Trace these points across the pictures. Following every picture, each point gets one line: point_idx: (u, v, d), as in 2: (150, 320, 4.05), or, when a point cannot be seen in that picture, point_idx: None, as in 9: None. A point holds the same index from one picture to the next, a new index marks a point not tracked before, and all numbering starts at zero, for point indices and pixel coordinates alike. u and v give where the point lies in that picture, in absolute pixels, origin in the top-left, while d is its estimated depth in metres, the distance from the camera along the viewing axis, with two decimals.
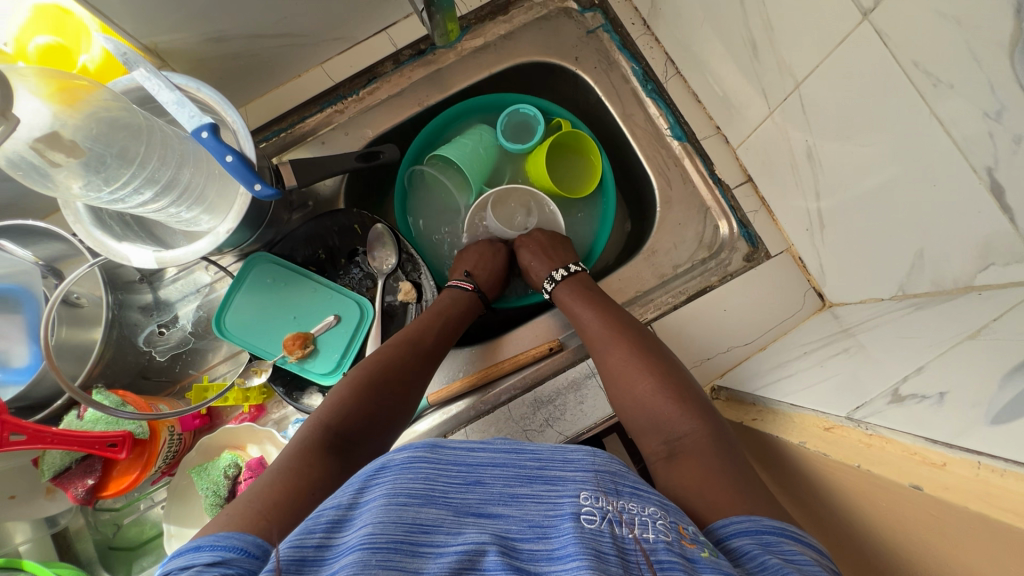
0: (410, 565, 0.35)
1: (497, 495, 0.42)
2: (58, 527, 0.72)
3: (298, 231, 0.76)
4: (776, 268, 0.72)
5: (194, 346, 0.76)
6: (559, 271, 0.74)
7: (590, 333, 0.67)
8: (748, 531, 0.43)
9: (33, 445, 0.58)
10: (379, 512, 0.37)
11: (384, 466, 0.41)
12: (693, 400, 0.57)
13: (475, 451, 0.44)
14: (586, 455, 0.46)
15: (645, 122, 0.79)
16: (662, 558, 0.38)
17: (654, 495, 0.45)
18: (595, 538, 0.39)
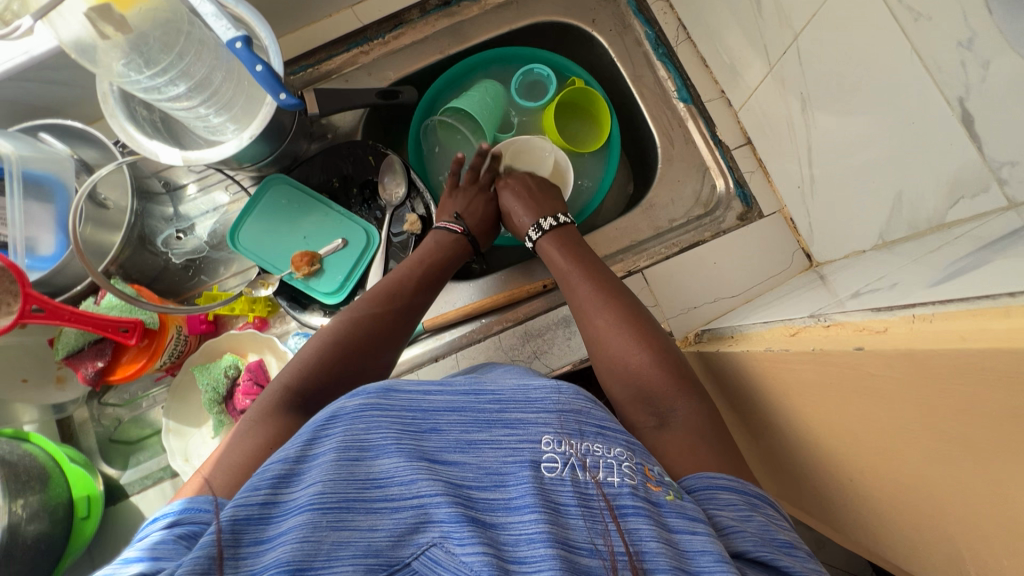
0: (363, 522, 0.36)
1: (453, 443, 0.43)
2: (64, 413, 0.77)
3: (315, 158, 0.80)
4: (768, 227, 0.75)
5: (208, 256, 0.80)
6: (548, 220, 0.72)
7: (575, 298, 0.66)
8: (737, 489, 0.46)
9: (51, 320, 0.61)
10: (330, 469, 0.38)
11: (336, 416, 0.41)
12: (687, 382, 0.57)
13: (430, 395, 0.46)
14: (550, 394, 0.49)
15: (653, 84, 0.83)
16: (625, 503, 0.41)
17: (620, 434, 0.48)
18: (552, 488, 0.41)
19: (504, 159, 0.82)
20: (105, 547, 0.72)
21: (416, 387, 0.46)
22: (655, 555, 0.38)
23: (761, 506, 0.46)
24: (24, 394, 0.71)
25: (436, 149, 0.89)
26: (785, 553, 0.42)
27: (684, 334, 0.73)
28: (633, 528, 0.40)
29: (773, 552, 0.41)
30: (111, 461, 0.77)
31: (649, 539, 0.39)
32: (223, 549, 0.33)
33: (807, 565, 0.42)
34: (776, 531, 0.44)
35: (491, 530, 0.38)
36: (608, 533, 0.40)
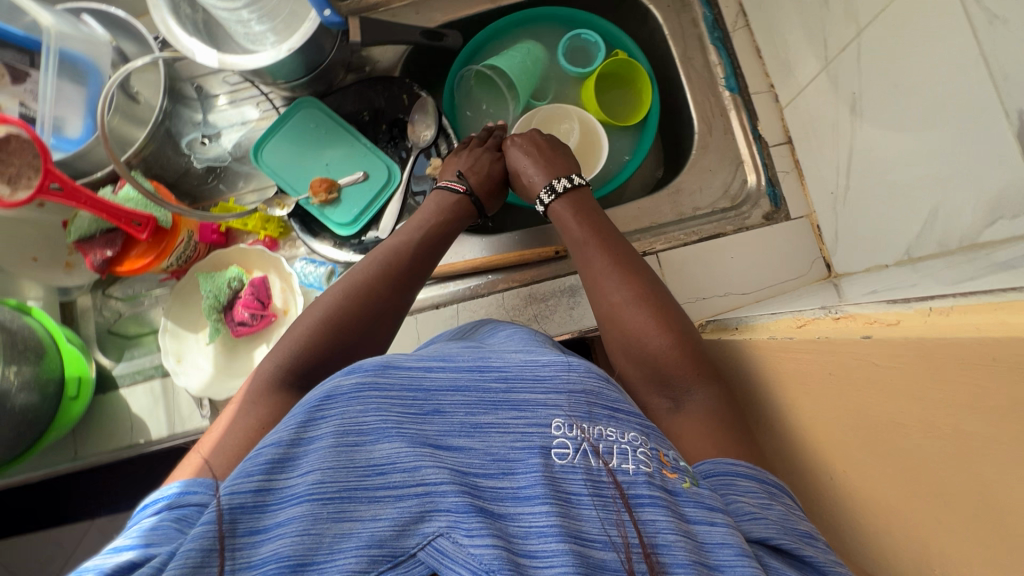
0: (365, 512, 0.36)
1: (458, 426, 0.42)
2: (69, 297, 0.79)
3: (348, 88, 0.80)
4: (792, 230, 0.73)
5: (230, 166, 0.80)
6: (560, 181, 0.67)
7: (592, 267, 0.62)
8: (754, 476, 0.45)
9: (68, 201, 0.62)
10: (328, 456, 0.37)
11: (331, 396, 0.40)
12: (702, 365, 0.53)
13: (432, 372, 0.44)
14: (560, 371, 0.47)
15: (702, 67, 0.80)
16: (640, 492, 0.40)
17: (634, 418, 0.47)
18: (563, 477, 0.40)
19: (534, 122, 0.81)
20: (89, 432, 0.74)
21: (416, 363, 0.45)
22: (673, 550, 0.37)
23: (781, 495, 0.44)
24: (29, 271, 0.74)
25: (469, 105, 0.86)
26: (806, 543, 0.40)
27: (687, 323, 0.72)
28: (649, 519, 0.39)
29: (795, 544, 0.40)
30: (106, 351, 0.78)
31: (667, 531, 0.38)
32: (220, 538, 0.33)
33: (830, 556, 0.40)
34: (798, 520, 0.42)
35: (500, 521, 0.37)
36: (623, 524, 0.39)
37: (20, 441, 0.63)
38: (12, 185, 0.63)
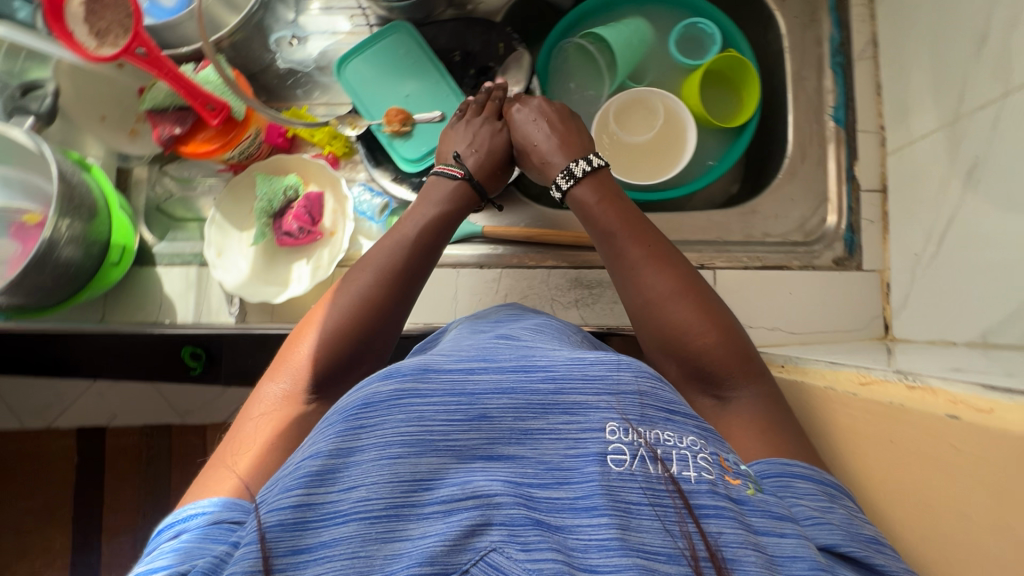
0: (415, 532, 0.32)
1: (507, 433, 0.36)
2: (127, 166, 0.79)
3: (447, 24, 0.77)
4: (860, 282, 0.70)
5: (311, 74, 0.78)
6: (580, 164, 0.61)
7: (625, 256, 0.56)
8: (812, 477, 0.42)
9: (150, 68, 0.61)
10: (370, 471, 0.33)
11: (370, 402, 0.35)
12: (753, 361, 0.51)
13: (473, 373, 0.38)
14: (610, 369, 0.39)
15: (813, 91, 0.76)
16: (704, 502, 0.35)
17: (693, 419, 0.40)
18: (622, 485, 0.35)
19: (618, 103, 0.78)
20: (121, 299, 0.75)
21: (455, 364, 0.38)
22: (744, 564, 0.33)
23: (840, 497, 0.41)
24: (96, 129, 0.75)
25: (562, 73, 0.81)
26: (874, 550, 0.37)
27: None
28: (716, 532, 0.34)
29: (864, 548, 0.37)
30: (151, 227, 0.78)
31: (736, 545, 0.34)
32: (267, 556, 0.31)
33: (901, 565, 0.37)
34: (863, 524, 0.39)
35: (558, 536, 0.33)
36: (690, 536, 0.34)
37: (57, 292, 0.64)
38: (99, 40, 0.62)
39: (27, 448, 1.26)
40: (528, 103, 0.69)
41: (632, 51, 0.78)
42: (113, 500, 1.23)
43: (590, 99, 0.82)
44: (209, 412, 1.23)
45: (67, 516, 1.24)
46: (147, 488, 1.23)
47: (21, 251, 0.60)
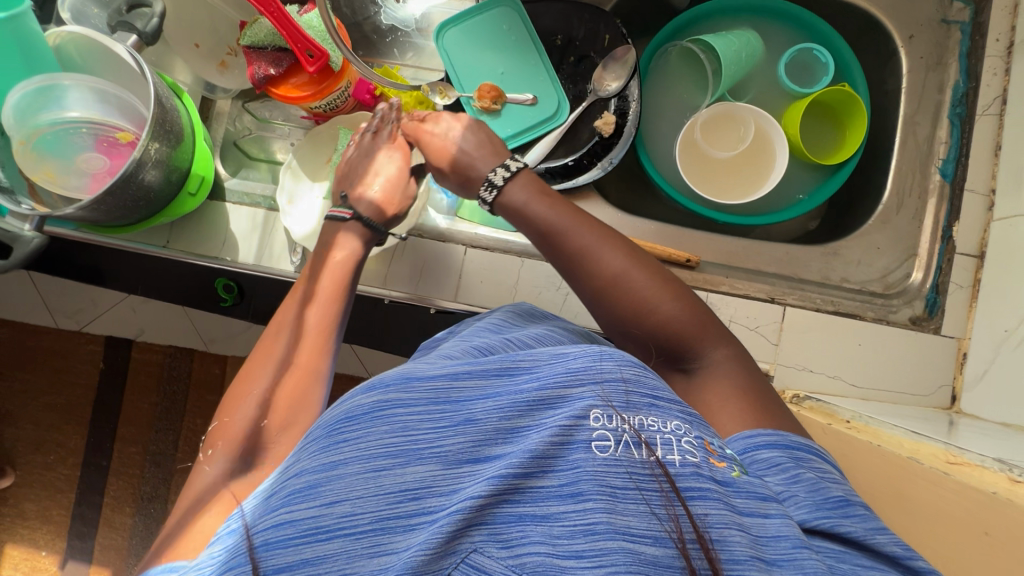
0: (400, 542, 0.33)
1: (492, 433, 0.38)
2: (213, 96, 0.79)
3: (555, 4, 0.74)
4: (935, 346, 0.67)
5: (410, 35, 0.76)
6: (498, 173, 0.60)
7: (569, 247, 0.55)
8: (775, 444, 0.43)
9: (257, 6, 0.60)
10: (355, 483, 0.35)
11: (351, 417, 0.37)
12: (710, 324, 0.53)
13: (458, 383, 0.40)
14: (593, 360, 0.40)
15: (924, 139, 0.72)
16: (688, 483, 0.36)
17: (676, 404, 0.40)
18: (607, 471, 0.35)
19: (709, 115, 0.73)
20: (186, 230, 0.74)
21: (446, 375, 0.40)
22: (729, 545, 0.33)
23: (807, 458, 0.43)
24: (188, 56, 0.74)
25: (659, 77, 0.78)
26: (842, 515, 0.39)
27: (780, 387, 0.67)
28: (702, 513, 0.34)
29: (836, 518, 0.39)
30: (225, 161, 0.79)
31: (720, 525, 0.34)
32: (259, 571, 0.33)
33: (868, 525, 0.39)
34: (830, 487, 0.41)
35: (543, 526, 0.33)
36: (676, 518, 0.34)
37: (133, 214, 0.64)
38: None
39: (54, 347, 1.29)
40: (438, 120, 0.67)
41: (739, 65, 0.73)
42: (132, 411, 1.27)
43: (684, 111, 0.78)
44: (233, 345, 1.23)
45: (85, 418, 1.28)
46: (165, 407, 1.26)
47: (108, 167, 0.61)
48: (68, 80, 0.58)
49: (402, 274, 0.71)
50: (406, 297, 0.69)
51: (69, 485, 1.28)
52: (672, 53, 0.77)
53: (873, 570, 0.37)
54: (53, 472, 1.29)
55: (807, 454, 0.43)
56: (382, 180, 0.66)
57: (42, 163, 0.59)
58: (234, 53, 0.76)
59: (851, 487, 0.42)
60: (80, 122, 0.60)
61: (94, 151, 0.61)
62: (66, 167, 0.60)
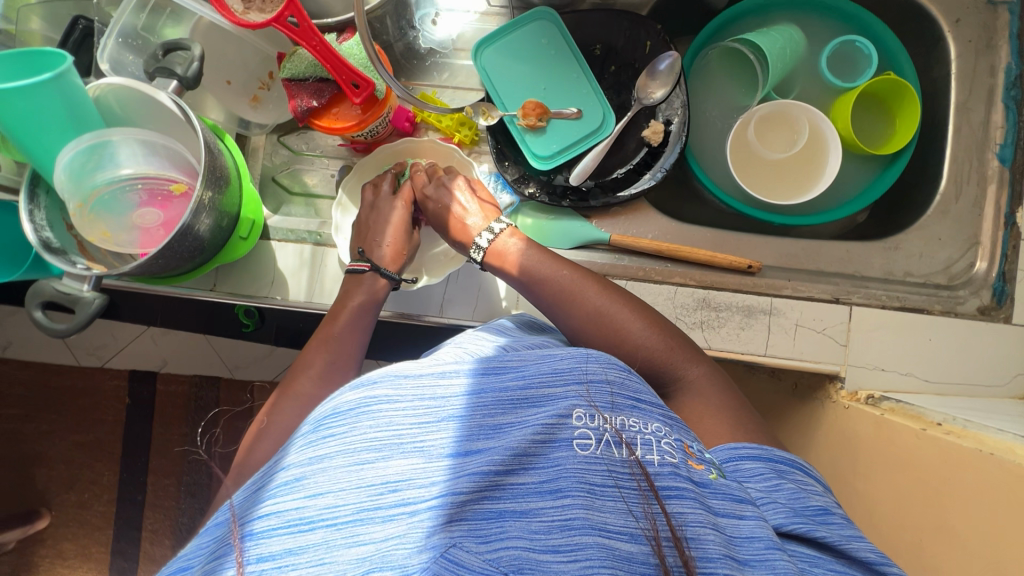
0: (379, 533, 0.32)
1: (476, 430, 0.37)
2: (246, 133, 0.76)
3: (590, 13, 0.72)
4: (1009, 334, 0.65)
5: (447, 57, 0.76)
6: (482, 236, 0.62)
7: (551, 287, 0.57)
8: (759, 456, 0.45)
9: (300, 41, 0.58)
10: (338, 476, 0.34)
11: (336, 414, 0.37)
12: (683, 347, 0.55)
13: (446, 379, 0.40)
14: (577, 362, 0.42)
15: (979, 124, 0.71)
16: (668, 483, 0.37)
17: (658, 407, 0.42)
18: (587, 468, 0.36)
19: (755, 116, 0.72)
20: (232, 270, 0.71)
21: (430, 370, 0.40)
22: (704, 544, 0.34)
23: (789, 471, 0.45)
24: (220, 93, 0.71)
25: (699, 83, 0.77)
26: (819, 522, 0.41)
27: (852, 388, 0.66)
28: (678, 511, 0.36)
29: (814, 525, 0.41)
30: (266, 200, 0.77)
31: (696, 524, 0.35)
32: (239, 561, 0.32)
33: (845, 532, 0.41)
34: (809, 496, 0.43)
35: (522, 521, 0.33)
36: (652, 516, 0.35)
37: (188, 263, 0.62)
38: (245, 2, 0.61)
39: (79, 385, 1.26)
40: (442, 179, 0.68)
41: (783, 62, 0.71)
42: (161, 445, 1.23)
43: (729, 112, 0.77)
44: (258, 370, 1.20)
45: (115, 454, 1.25)
46: (193, 440, 1.22)
47: (161, 218, 0.60)
48: (117, 135, 0.57)
49: (460, 301, 0.69)
50: (392, 317, 0.69)
51: (104, 523, 1.25)
52: (711, 60, 0.77)
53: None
54: (88, 510, 1.26)
55: (789, 467, 0.45)
56: (391, 230, 0.67)
57: (97, 223, 0.58)
58: (266, 87, 0.75)
59: (829, 499, 0.44)
60: (132, 179, 0.60)
61: (144, 205, 0.60)
62: (120, 225, 0.59)
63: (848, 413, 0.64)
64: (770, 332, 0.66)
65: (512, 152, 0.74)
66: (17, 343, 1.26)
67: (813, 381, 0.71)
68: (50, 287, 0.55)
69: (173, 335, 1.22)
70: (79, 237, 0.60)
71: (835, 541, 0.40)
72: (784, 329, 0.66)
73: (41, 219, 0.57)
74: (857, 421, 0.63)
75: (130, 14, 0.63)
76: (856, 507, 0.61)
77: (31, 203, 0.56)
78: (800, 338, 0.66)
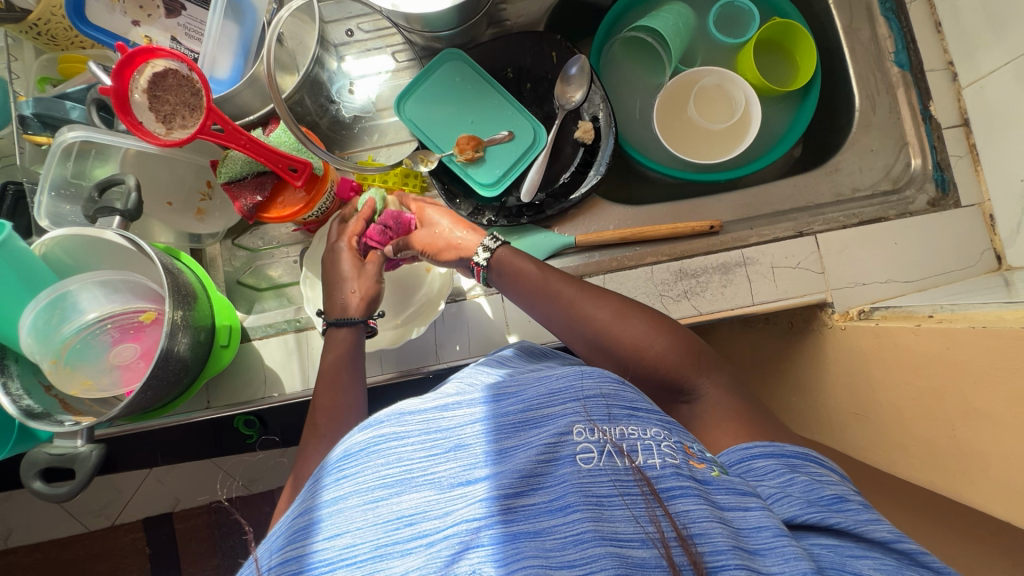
0: (399, 567, 0.33)
1: (484, 456, 0.38)
2: (199, 245, 0.77)
3: (493, 43, 0.76)
4: (962, 218, 0.68)
5: (373, 119, 0.79)
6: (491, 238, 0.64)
7: (565, 302, 0.59)
8: (771, 454, 0.45)
9: (230, 142, 0.60)
10: (355, 516, 0.35)
11: (347, 456, 0.38)
12: (700, 357, 0.55)
13: (449, 411, 0.41)
14: (573, 380, 0.43)
15: (870, 40, 0.76)
16: (671, 484, 0.37)
17: (655, 413, 0.43)
18: (592, 480, 0.37)
19: (680, 90, 0.77)
20: (220, 380, 0.70)
21: (431, 404, 0.41)
22: (711, 537, 0.34)
23: (803, 466, 0.45)
24: (165, 216, 0.72)
25: (614, 76, 0.81)
26: (834, 510, 0.40)
27: (843, 308, 0.68)
28: (683, 510, 0.36)
29: (828, 512, 0.40)
30: (238, 303, 0.78)
31: (702, 519, 0.35)
32: None
33: (861, 517, 0.40)
34: (823, 486, 0.42)
35: (536, 539, 0.34)
36: (658, 519, 0.36)
37: (178, 385, 0.61)
38: (167, 124, 0.62)
39: (90, 554, 1.19)
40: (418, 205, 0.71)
41: (681, 36, 0.76)
42: None
43: (647, 94, 0.81)
44: (269, 480, 1.15)
45: None
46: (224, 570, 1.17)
47: (138, 350, 0.60)
48: (73, 283, 0.58)
49: (452, 343, 0.69)
50: (394, 377, 0.68)
51: None
52: (617, 54, 0.81)
53: (868, 558, 0.38)
54: None
55: (802, 461, 0.45)
56: (342, 274, 0.66)
57: (76, 374, 0.58)
58: (207, 197, 0.76)
59: (845, 487, 0.43)
60: (99, 321, 0.60)
61: (118, 343, 0.60)
62: (98, 369, 0.59)
63: (846, 332, 0.66)
64: (751, 282, 0.68)
65: (460, 188, 0.77)
66: (17, 530, 1.20)
67: (807, 314, 0.73)
68: (43, 453, 0.54)
69: (175, 469, 1.18)
70: (59, 396, 0.58)
71: (851, 526, 0.39)
72: (763, 274, 0.68)
73: (17, 388, 0.55)
74: (858, 338, 0.64)
75: (57, 167, 0.63)
76: (886, 419, 0.62)
77: (3, 375, 0.55)
78: (780, 278, 0.68)
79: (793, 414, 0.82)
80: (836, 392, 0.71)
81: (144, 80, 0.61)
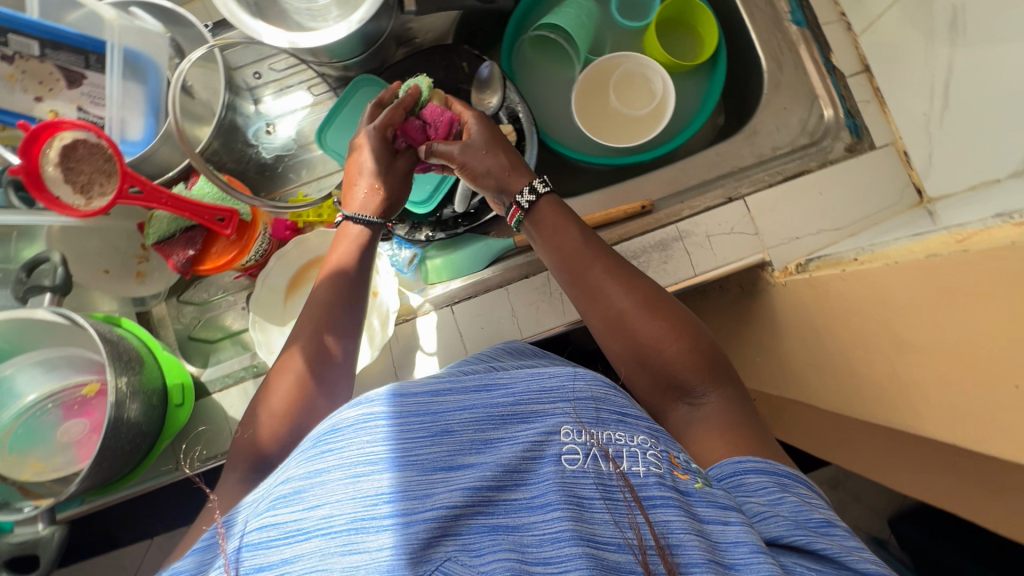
0: (375, 543, 0.31)
1: (468, 445, 0.38)
2: (144, 308, 0.77)
3: (405, 62, 0.77)
4: (879, 159, 0.71)
5: (297, 154, 0.80)
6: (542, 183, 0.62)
7: (587, 281, 0.59)
8: (763, 471, 0.46)
9: (150, 202, 0.60)
10: (335, 488, 0.33)
11: (336, 427, 0.35)
12: (710, 359, 0.55)
13: (441, 396, 0.39)
14: (566, 381, 0.44)
15: (766, 3, 0.78)
16: (654, 493, 0.38)
17: (642, 420, 0.45)
18: (574, 481, 0.38)
19: (594, 81, 0.79)
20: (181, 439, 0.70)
21: (425, 386, 0.39)
22: (688, 549, 0.35)
23: (792, 485, 0.45)
24: (104, 284, 0.72)
25: (529, 76, 0.83)
26: (821, 534, 0.40)
27: (781, 264, 0.69)
28: (663, 520, 0.37)
29: (812, 532, 0.40)
30: (193, 358, 0.77)
31: (681, 530, 0.36)
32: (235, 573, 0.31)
33: (847, 543, 0.40)
34: (812, 510, 0.42)
35: (514, 534, 0.35)
36: (637, 526, 0.36)
37: (137, 453, 0.61)
38: (85, 194, 0.62)
39: None
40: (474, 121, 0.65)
41: (586, 29, 0.77)
42: None
43: (565, 89, 0.83)
44: None
45: None
46: None
47: (88, 424, 0.61)
48: (9, 367, 0.60)
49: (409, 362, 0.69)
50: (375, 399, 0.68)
51: None
52: (528, 54, 0.82)
53: None
54: None
55: (794, 481, 0.46)
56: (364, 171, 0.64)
57: (27, 459, 0.59)
58: (144, 259, 0.76)
59: (831, 513, 0.43)
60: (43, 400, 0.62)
61: (67, 419, 0.62)
62: (50, 450, 0.60)
63: (788, 288, 0.68)
64: (690, 253, 0.70)
65: None
66: None
67: (752, 275, 0.74)
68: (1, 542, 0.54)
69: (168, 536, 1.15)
70: (19, 483, 0.57)
71: (835, 552, 0.39)
72: (699, 244, 0.70)
73: None
74: (798, 291, 0.66)
75: None
76: (837, 364, 0.64)
77: None
78: (717, 245, 0.70)
79: (761, 373, 0.83)
80: (792, 345, 0.72)
81: (53, 158, 0.60)
